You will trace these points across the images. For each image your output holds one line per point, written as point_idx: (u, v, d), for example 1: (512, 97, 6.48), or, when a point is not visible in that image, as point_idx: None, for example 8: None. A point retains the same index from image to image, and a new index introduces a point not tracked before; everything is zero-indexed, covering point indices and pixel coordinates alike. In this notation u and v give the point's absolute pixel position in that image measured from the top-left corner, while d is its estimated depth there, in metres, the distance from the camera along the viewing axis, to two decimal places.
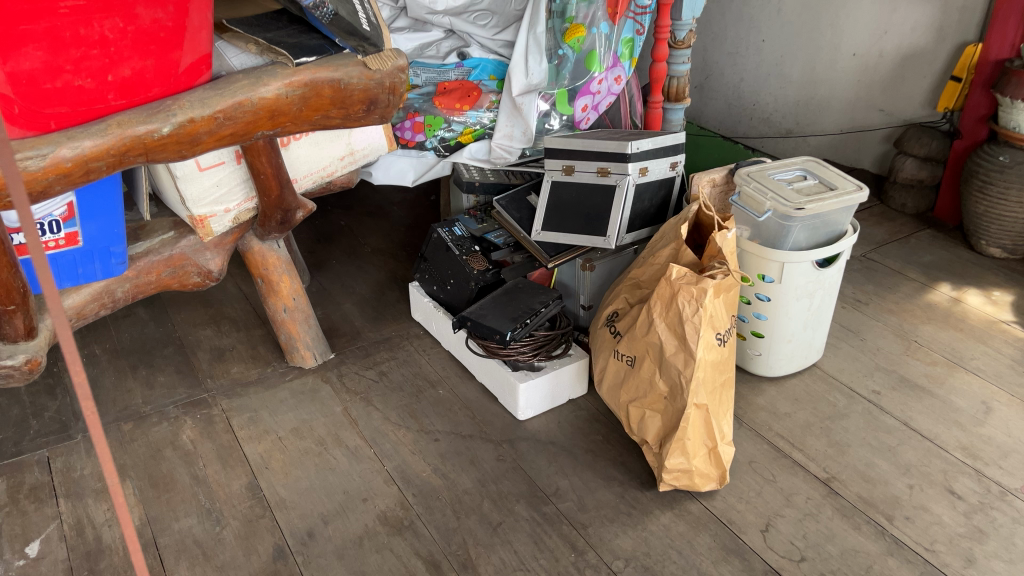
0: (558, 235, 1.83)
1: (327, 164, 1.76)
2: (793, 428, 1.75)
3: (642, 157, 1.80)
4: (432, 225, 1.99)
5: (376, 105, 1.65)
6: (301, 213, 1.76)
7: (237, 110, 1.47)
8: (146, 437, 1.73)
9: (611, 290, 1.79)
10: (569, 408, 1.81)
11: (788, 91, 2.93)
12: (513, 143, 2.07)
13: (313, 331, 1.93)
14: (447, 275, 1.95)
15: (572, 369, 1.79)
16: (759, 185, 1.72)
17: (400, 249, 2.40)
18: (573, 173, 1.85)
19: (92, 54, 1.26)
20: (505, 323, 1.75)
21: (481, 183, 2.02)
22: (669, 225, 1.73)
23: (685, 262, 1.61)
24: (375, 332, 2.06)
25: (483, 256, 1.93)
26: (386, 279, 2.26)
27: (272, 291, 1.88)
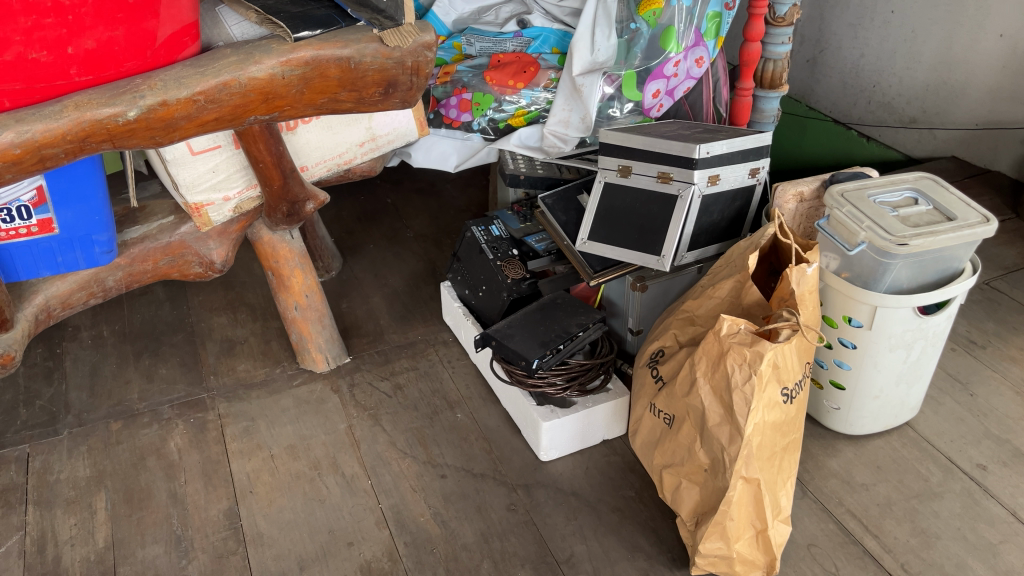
0: (606, 246, 1.56)
1: (343, 151, 1.54)
2: (869, 506, 1.44)
3: (713, 162, 1.48)
4: (466, 221, 1.75)
5: (396, 88, 1.40)
6: (312, 205, 1.55)
7: (221, 92, 1.25)
8: (132, 440, 1.58)
9: (661, 320, 1.51)
10: (602, 451, 1.56)
11: (916, 73, 2.50)
12: (569, 132, 1.77)
13: (327, 332, 1.74)
14: (479, 279, 1.71)
15: (607, 408, 1.53)
16: (853, 210, 1.38)
17: (446, 236, 2.18)
18: (630, 175, 1.55)
19: (45, 24, 1.02)
20: (533, 348, 1.50)
21: (527, 177, 1.76)
22: (736, 250, 1.43)
23: (749, 301, 1.31)
24: (400, 335, 1.85)
25: (521, 264, 1.68)
26: (423, 272, 2.04)
27: (283, 287, 1.69)
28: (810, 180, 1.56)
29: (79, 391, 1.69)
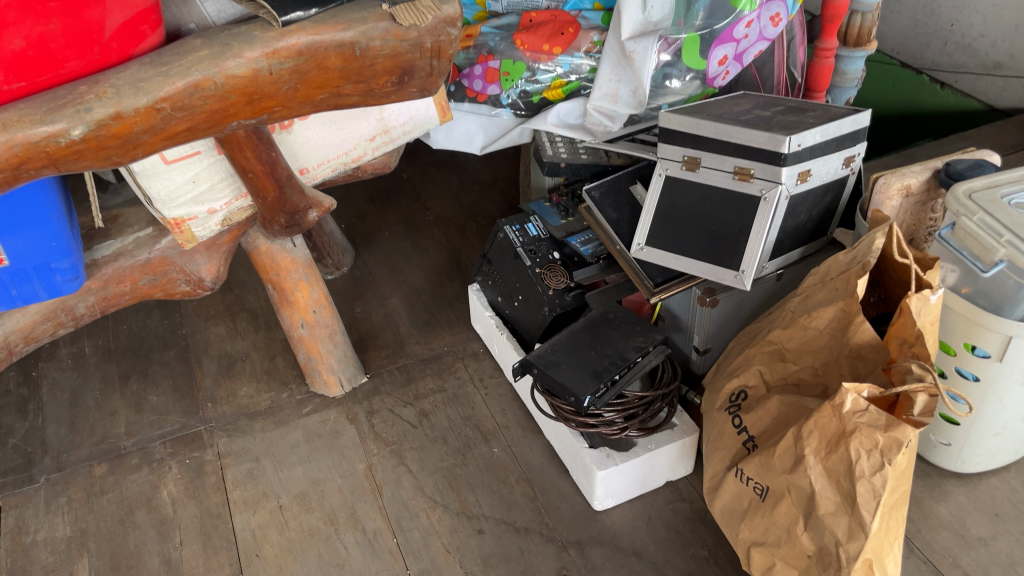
0: (668, 254, 1.30)
1: (351, 147, 1.27)
2: (990, 568, 1.20)
3: (805, 155, 1.20)
4: (498, 219, 1.49)
5: (412, 75, 1.12)
6: (315, 213, 1.29)
7: (192, 96, 0.97)
8: (119, 489, 1.36)
9: (737, 347, 1.26)
10: (667, 497, 1.33)
11: (1004, 12, 2.13)
12: (617, 108, 1.49)
13: (339, 351, 1.50)
14: (515, 288, 1.46)
15: (673, 449, 1.29)
16: (987, 219, 1.10)
17: (471, 221, 1.92)
18: (698, 169, 1.27)
19: None
20: (584, 382, 1.26)
21: (568, 165, 1.48)
22: (834, 267, 1.17)
23: (859, 340, 1.05)
24: (424, 347, 1.61)
25: (564, 271, 1.43)
26: (447, 266, 1.79)
27: (286, 302, 1.44)
28: (919, 170, 1.28)
29: (57, 425, 1.47)
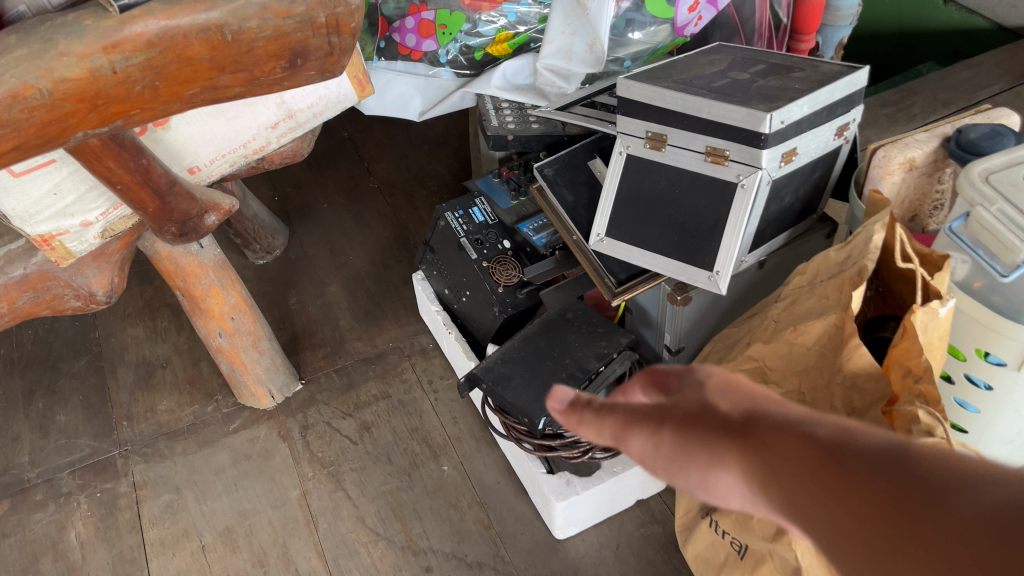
0: (632, 248, 1.12)
1: (250, 138, 1.06)
2: None
3: (790, 132, 1.00)
4: (438, 204, 1.30)
5: (305, 57, 0.91)
6: (214, 217, 1.09)
7: (12, 109, 0.75)
8: (22, 532, 1.21)
9: (711, 357, 1.09)
10: (637, 519, 1.17)
11: None
12: (572, 67, 1.27)
13: (266, 359, 1.32)
14: (461, 282, 1.28)
15: (643, 470, 1.14)
16: (1007, 210, 0.91)
17: (419, 186, 1.71)
18: (664, 148, 1.08)
19: None
20: (537, 403, 1.09)
21: (517, 138, 1.27)
22: (827, 269, 0.99)
23: (857, 366, 0.88)
24: (366, 344, 1.43)
25: (515, 263, 1.24)
26: (392, 244, 1.60)
27: (199, 311, 1.26)
28: (925, 138, 1.09)
29: None
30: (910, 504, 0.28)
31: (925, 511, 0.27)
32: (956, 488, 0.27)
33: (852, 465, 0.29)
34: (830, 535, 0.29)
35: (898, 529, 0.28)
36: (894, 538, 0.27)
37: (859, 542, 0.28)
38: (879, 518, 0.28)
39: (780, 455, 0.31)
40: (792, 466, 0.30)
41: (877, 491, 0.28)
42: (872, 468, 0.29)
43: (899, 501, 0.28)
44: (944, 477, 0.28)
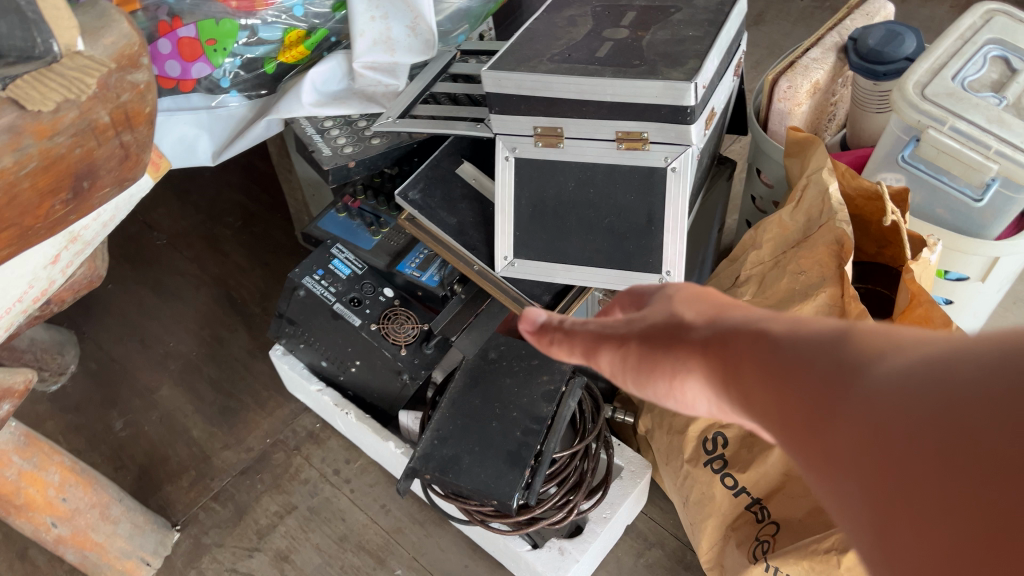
0: (553, 264, 0.92)
1: (25, 288, 0.73)
2: None
3: (708, 93, 0.84)
4: (290, 271, 1.03)
5: (90, 176, 0.62)
6: (7, 406, 0.76)
7: None
8: None
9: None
10: (633, 550, 1.04)
11: None
12: (397, 59, 1.05)
13: (124, 525, 1.02)
14: (345, 354, 1.04)
15: (629, 501, 1.00)
16: (964, 126, 0.82)
17: (219, 227, 1.40)
18: (564, 144, 0.88)
19: None
20: (503, 480, 0.91)
21: (360, 163, 1.00)
22: (790, 238, 0.87)
23: None
24: (237, 450, 1.16)
25: (407, 312, 1.02)
26: (216, 311, 1.30)
27: (15, 509, 0.91)
28: (822, 55, 0.99)
29: None
30: (830, 383, 0.27)
31: (843, 385, 0.26)
32: (874, 354, 0.26)
33: (788, 346, 0.30)
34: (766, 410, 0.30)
35: (814, 396, 0.27)
36: (819, 406, 0.27)
37: (791, 417, 0.29)
38: (813, 392, 0.27)
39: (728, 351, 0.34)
40: (748, 359, 0.31)
41: (809, 366, 0.28)
42: (801, 350, 0.29)
43: (825, 370, 0.27)
44: (852, 342, 0.27)
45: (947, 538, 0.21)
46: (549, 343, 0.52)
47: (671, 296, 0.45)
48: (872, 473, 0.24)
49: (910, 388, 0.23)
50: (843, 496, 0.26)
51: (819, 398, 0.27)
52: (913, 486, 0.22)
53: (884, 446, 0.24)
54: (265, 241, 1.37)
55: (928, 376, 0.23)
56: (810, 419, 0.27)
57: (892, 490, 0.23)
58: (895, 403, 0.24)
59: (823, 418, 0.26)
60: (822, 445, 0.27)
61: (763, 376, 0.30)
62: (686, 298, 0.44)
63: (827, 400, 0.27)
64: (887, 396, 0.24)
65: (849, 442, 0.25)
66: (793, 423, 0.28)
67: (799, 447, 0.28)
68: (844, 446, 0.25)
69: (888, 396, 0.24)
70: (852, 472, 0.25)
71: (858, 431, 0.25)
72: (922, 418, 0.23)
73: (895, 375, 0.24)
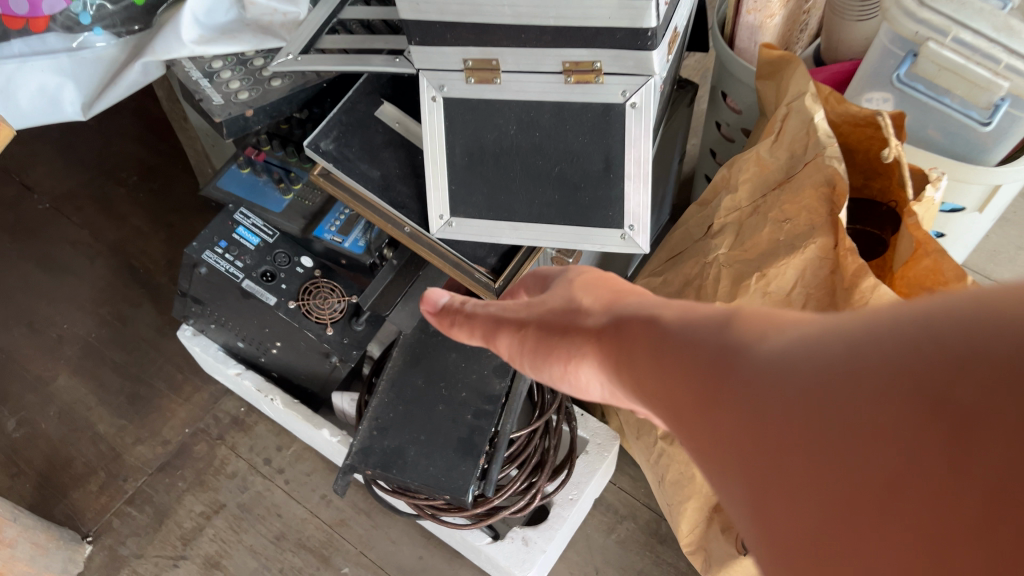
0: (498, 221, 0.79)
1: None
2: None
3: (670, 11, 0.70)
4: (187, 248, 0.87)
5: None
6: None
7: None
8: None
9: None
10: (602, 524, 0.95)
11: None
12: None
13: (25, 546, 0.87)
14: (264, 334, 0.90)
15: (598, 478, 0.90)
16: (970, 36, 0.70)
17: (112, 184, 1.22)
18: (504, 83, 0.73)
19: None
20: (455, 472, 0.80)
21: (259, 110, 0.84)
22: (770, 179, 0.74)
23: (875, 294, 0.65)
24: (152, 444, 1.02)
25: (331, 283, 0.89)
26: (115, 283, 1.14)
27: None
28: None
29: None
30: (706, 369, 0.25)
31: (720, 370, 0.24)
32: (754, 336, 0.24)
33: (673, 332, 0.28)
34: (655, 399, 0.28)
35: (693, 384, 0.25)
36: (699, 393, 0.25)
37: (676, 403, 0.26)
38: (692, 381, 0.25)
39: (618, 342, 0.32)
40: (636, 346, 0.29)
41: (692, 352, 0.26)
42: (681, 338, 0.27)
43: (705, 355, 0.25)
44: (735, 324, 0.25)
45: (830, 529, 0.19)
46: (460, 326, 0.56)
47: (572, 282, 0.48)
48: (758, 468, 0.22)
49: (789, 367, 0.21)
50: (729, 489, 0.23)
51: (699, 385, 0.25)
52: (800, 480, 0.20)
53: (767, 435, 0.21)
54: (167, 198, 1.20)
55: (806, 362, 0.21)
56: (691, 409, 0.25)
57: (775, 482, 0.21)
58: (775, 386, 0.21)
59: (704, 406, 0.24)
60: (706, 435, 0.24)
61: (651, 364, 0.28)
62: (585, 287, 0.47)
63: (707, 389, 0.24)
64: (764, 383, 0.22)
65: (728, 429, 0.23)
66: (677, 413, 0.26)
67: (685, 437, 0.26)
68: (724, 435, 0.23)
69: (765, 381, 0.22)
70: (736, 461, 0.23)
71: (737, 419, 0.22)
72: (803, 401, 0.20)
73: (773, 357, 0.22)
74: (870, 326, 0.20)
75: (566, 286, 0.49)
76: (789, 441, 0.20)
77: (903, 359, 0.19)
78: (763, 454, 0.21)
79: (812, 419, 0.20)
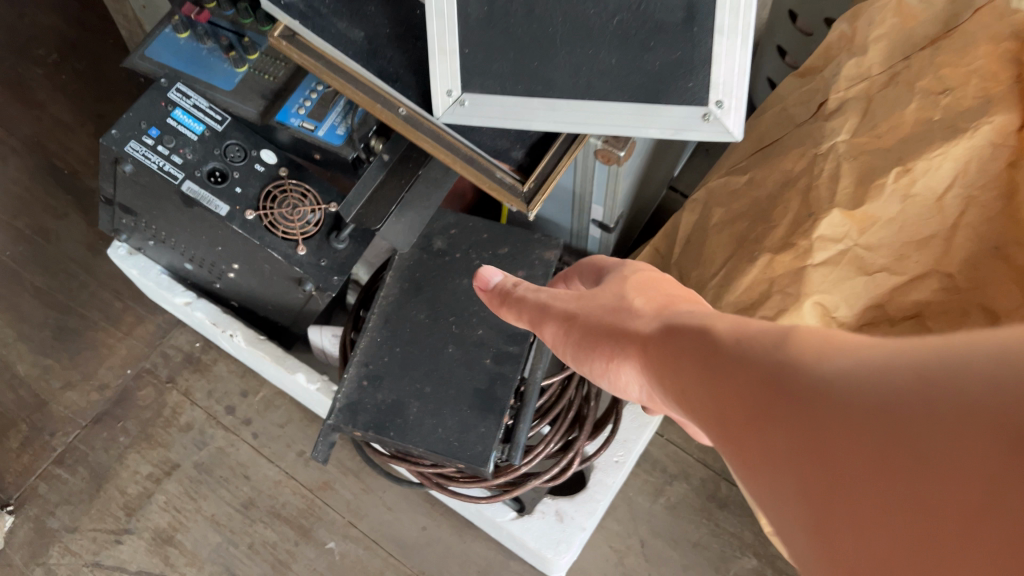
0: (522, 98, 0.55)
1: None
2: None
3: None
4: (102, 137, 0.63)
5: None
6: None
7: None
8: None
9: (731, 245, 0.61)
10: (647, 485, 0.77)
11: None
12: None
13: None
14: (216, 252, 0.69)
15: (648, 433, 0.71)
16: None
17: (27, 66, 0.98)
18: None
19: None
20: (471, 432, 0.61)
21: None
22: (916, 36, 0.54)
23: None
24: (86, 389, 0.82)
25: (302, 188, 0.67)
26: (34, 189, 0.91)
27: None
28: None
29: None
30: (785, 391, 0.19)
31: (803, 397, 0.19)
32: (841, 362, 0.18)
33: (742, 347, 0.23)
34: (711, 421, 0.23)
35: (759, 404, 0.20)
36: (764, 408, 0.20)
37: (737, 427, 0.21)
38: (759, 395, 0.20)
39: (678, 350, 0.27)
40: (695, 357, 0.25)
41: (759, 366, 0.21)
42: (753, 354, 0.22)
43: (780, 373, 0.20)
44: (808, 345, 0.20)
45: None
46: (506, 311, 0.44)
47: (626, 278, 0.38)
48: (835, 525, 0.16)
49: (889, 403, 0.16)
50: (787, 523, 0.18)
51: (769, 398, 0.20)
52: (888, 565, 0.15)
53: (853, 465, 0.16)
54: (96, 84, 0.97)
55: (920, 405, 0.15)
56: (753, 424, 0.20)
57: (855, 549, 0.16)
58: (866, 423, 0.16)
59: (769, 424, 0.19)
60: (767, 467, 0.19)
61: (714, 381, 0.23)
62: (638, 288, 0.37)
63: (787, 415, 0.19)
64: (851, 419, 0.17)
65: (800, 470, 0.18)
66: (731, 437, 0.21)
67: (734, 456, 0.22)
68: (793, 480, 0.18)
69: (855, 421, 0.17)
70: (799, 490, 0.18)
71: (815, 443, 0.17)
72: (891, 434, 0.15)
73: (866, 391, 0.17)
74: (991, 359, 0.15)
75: (624, 282, 0.38)
76: (878, 472, 0.16)
77: None
78: (841, 487, 0.16)
79: (922, 450, 0.15)
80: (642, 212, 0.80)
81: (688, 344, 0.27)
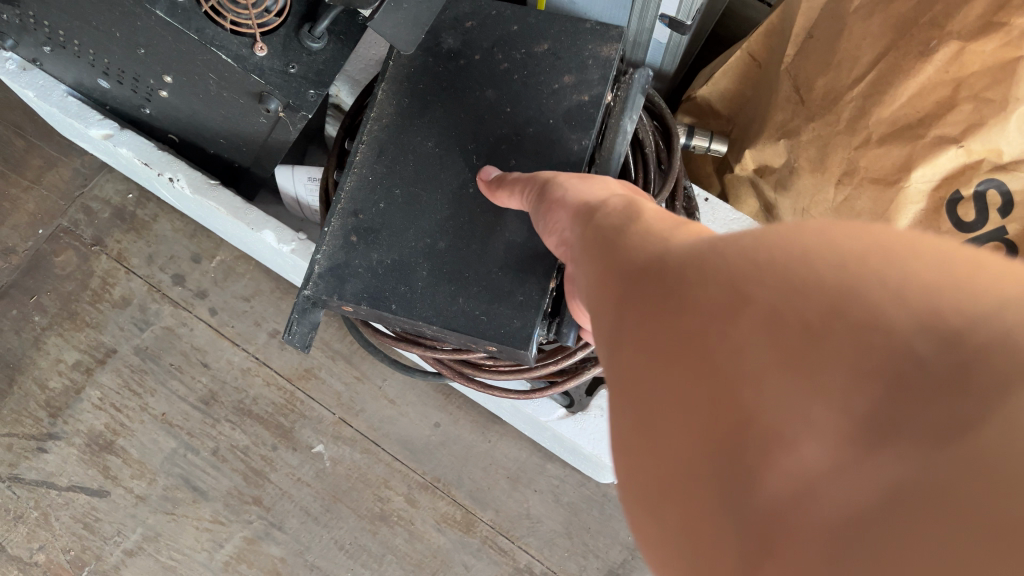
0: None
1: None
2: None
3: None
4: None
5: None
6: None
7: None
8: None
9: (886, 34, 0.42)
10: None
11: None
12: None
13: None
14: (134, 56, 0.48)
15: None
16: None
17: None
18: None
19: None
20: (507, 302, 0.43)
21: None
22: None
23: None
24: None
25: None
26: None
27: None
28: None
29: None
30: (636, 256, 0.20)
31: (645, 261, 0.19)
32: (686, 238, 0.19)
33: (624, 221, 0.23)
34: (582, 274, 0.24)
35: (619, 261, 0.21)
36: (617, 269, 0.21)
37: (598, 280, 0.22)
38: (608, 260, 0.22)
39: (583, 216, 0.27)
40: (595, 221, 0.25)
41: (631, 235, 0.22)
42: (626, 225, 0.23)
43: (644, 241, 0.21)
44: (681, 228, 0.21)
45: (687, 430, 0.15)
46: (500, 195, 0.38)
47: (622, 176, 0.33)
48: (631, 355, 0.18)
49: (706, 255, 0.17)
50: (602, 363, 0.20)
51: (610, 263, 0.21)
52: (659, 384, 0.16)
53: (657, 305, 0.18)
54: None
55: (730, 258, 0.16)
56: (604, 281, 0.21)
57: (637, 376, 0.17)
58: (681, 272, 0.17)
59: (617, 282, 0.20)
60: (604, 314, 0.20)
61: (591, 241, 0.24)
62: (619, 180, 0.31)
63: (627, 273, 0.20)
64: (675, 269, 0.18)
65: (626, 306, 0.19)
66: (593, 290, 0.22)
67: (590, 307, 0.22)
68: (617, 320, 0.19)
69: (676, 269, 0.18)
70: (612, 337, 0.19)
71: (638, 293, 0.19)
72: (701, 275, 0.17)
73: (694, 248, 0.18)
74: (807, 230, 0.16)
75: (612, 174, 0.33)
76: (677, 299, 0.17)
77: (862, 263, 0.14)
78: (626, 328, 0.19)
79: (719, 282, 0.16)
80: (714, 15, 0.61)
81: (581, 203, 0.28)
